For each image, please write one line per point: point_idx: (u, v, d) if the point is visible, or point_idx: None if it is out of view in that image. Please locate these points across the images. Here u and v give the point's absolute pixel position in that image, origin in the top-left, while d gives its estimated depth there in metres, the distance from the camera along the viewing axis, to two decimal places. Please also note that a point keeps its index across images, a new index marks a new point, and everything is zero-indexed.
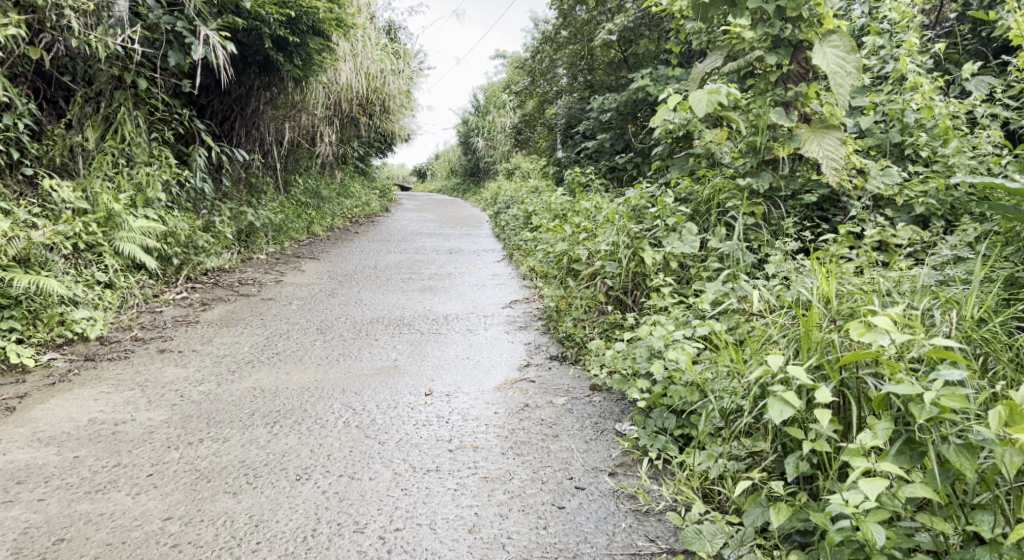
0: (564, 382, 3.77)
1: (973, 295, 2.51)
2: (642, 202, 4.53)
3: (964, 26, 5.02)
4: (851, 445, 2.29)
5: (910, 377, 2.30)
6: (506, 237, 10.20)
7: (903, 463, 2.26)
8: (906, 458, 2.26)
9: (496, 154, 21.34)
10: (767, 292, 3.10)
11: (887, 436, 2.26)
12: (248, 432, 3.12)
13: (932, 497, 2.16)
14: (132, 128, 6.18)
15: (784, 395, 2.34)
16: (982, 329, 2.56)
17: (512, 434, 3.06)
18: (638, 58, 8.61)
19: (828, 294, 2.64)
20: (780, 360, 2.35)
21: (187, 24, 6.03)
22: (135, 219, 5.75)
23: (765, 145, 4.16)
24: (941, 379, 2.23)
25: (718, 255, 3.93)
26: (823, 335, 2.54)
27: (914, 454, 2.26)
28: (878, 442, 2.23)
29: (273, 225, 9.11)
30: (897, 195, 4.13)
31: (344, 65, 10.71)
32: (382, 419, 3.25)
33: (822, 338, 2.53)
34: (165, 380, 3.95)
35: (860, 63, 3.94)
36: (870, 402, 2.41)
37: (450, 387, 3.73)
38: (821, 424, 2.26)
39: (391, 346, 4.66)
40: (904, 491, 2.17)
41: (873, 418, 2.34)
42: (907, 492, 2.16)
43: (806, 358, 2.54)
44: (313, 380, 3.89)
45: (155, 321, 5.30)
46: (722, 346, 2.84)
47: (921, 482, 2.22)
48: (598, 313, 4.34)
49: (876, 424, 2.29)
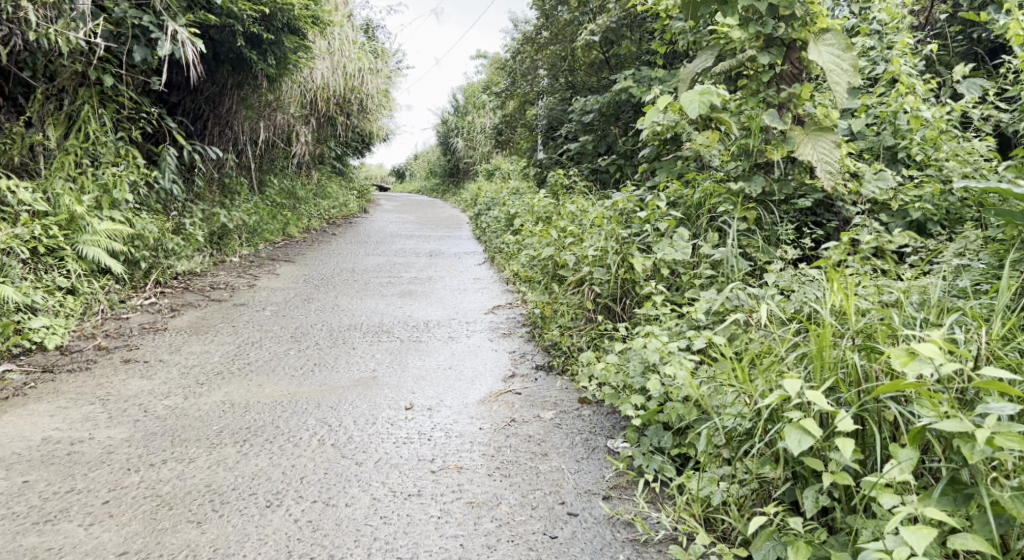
0: (552, 395, 3.61)
1: (1001, 312, 2.37)
2: (629, 206, 4.39)
3: (954, 28, 4.94)
4: (876, 478, 2.16)
5: (955, 410, 2.13)
6: (487, 240, 10.04)
7: (947, 506, 2.10)
8: (949, 500, 2.12)
9: (475, 155, 21.16)
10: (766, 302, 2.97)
11: (913, 465, 2.12)
12: (216, 451, 2.91)
13: (988, 549, 2.00)
14: (97, 127, 5.92)
15: (803, 422, 2.19)
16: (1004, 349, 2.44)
17: (499, 452, 2.89)
18: (620, 59, 8.49)
19: (849, 312, 2.47)
20: (797, 385, 2.19)
21: (154, 19, 5.79)
22: (100, 222, 5.51)
23: (758, 148, 4.02)
24: (993, 414, 2.06)
25: (710, 262, 3.79)
26: (837, 355, 2.41)
27: (959, 497, 2.12)
28: (907, 475, 2.10)
29: (247, 227, 8.86)
30: (894, 200, 4.02)
31: (321, 63, 10.49)
32: (359, 436, 3.07)
33: (836, 358, 2.40)
34: (128, 393, 3.72)
35: (855, 64, 3.83)
36: (886, 425, 2.27)
37: (432, 400, 3.55)
38: (843, 455, 2.12)
39: (369, 355, 4.47)
40: (956, 541, 2.01)
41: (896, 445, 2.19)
42: (959, 544, 2.00)
43: (821, 380, 2.40)
44: (287, 394, 3.68)
45: (120, 329, 5.06)
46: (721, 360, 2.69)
47: (972, 530, 2.06)
48: (586, 322, 4.19)
49: (899, 452, 2.15)
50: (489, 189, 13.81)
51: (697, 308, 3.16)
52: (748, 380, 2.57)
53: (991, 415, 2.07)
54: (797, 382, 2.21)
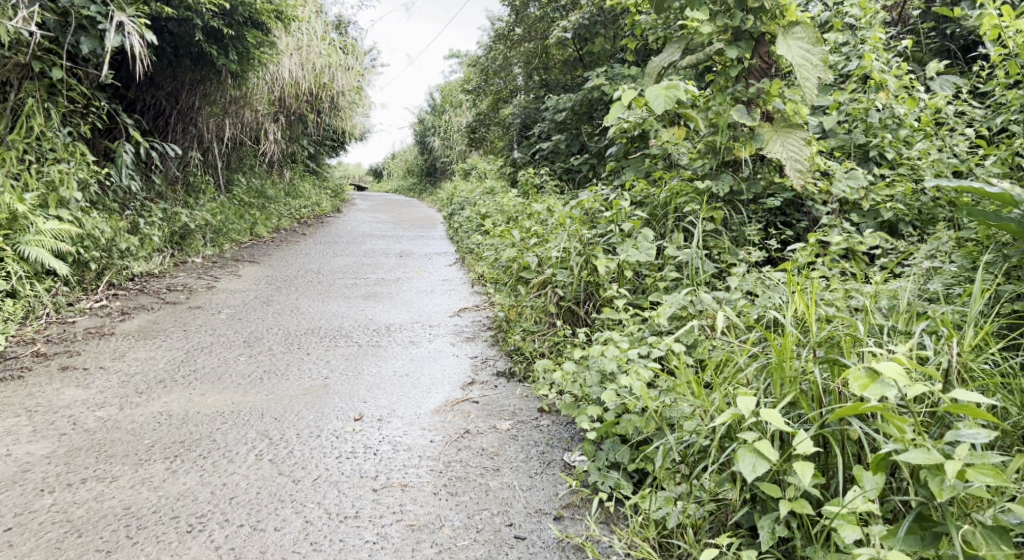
0: (510, 403, 3.45)
1: (973, 319, 2.24)
2: (595, 206, 4.24)
3: (927, 25, 4.84)
4: (839, 507, 2.03)
5: (925, 438, 2.00)
6: (459, 240, 9.85)
7: (913, 546, 1.95)
8: (916, 540, 1.97)
9: (452, 154, 20.95)
10: (731, 308, 2.83)
11: (877, 491, 2.00)
12: (142, 468, 2.70)
13: None
14: (43, 122, 5.67)
15: (758, 445, 2.06)
16: (978, 360, 2.31)
17: (447, 468, 2.71)
18: (594, 56, 8.34)
19: (810, 323, 2.32)
20: (751, 403, 2.06)
21: (101, 8, 5.56)
22: (45, 221, 5.28)
23: (725, 145, 3.87)
24: (966, 442, 1.94)
25: (676, 264, 3.64)
26: (797, 366, 2.27)
27: (928, 536, 1.97)
28: (872, 504, 1.97)
29: (211, 226, 8.59)
30: (864, 199, 3.89)
31: (289, 59, 10.23)
32: (301, 451, 2.88)
33: (796, 370, 2.26)
34: (59, 403, 3.48)
35: (826, 58, 3.71)
36: (852, 447, 2.14)
37: (383, 410, 3.37)
38: (801, 479, 1.99)
39: (324, 362, 4.26)
40: None
41: (860, 469, 2.06)
42: None
43: (779, 395, 2.27)
44: (230, 404, 3.47)
45: (63, 334, 4.81)
46: (680, 370, 2.54)
47: None
48: (548, 326, 4.02)
49: (864, 477, 2.03)
50: (464, 189, 13.62)
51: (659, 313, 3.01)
52: (705, 394, 2.43)
53: (964, 444, 1.93)
54: (751, 400, 2.07)
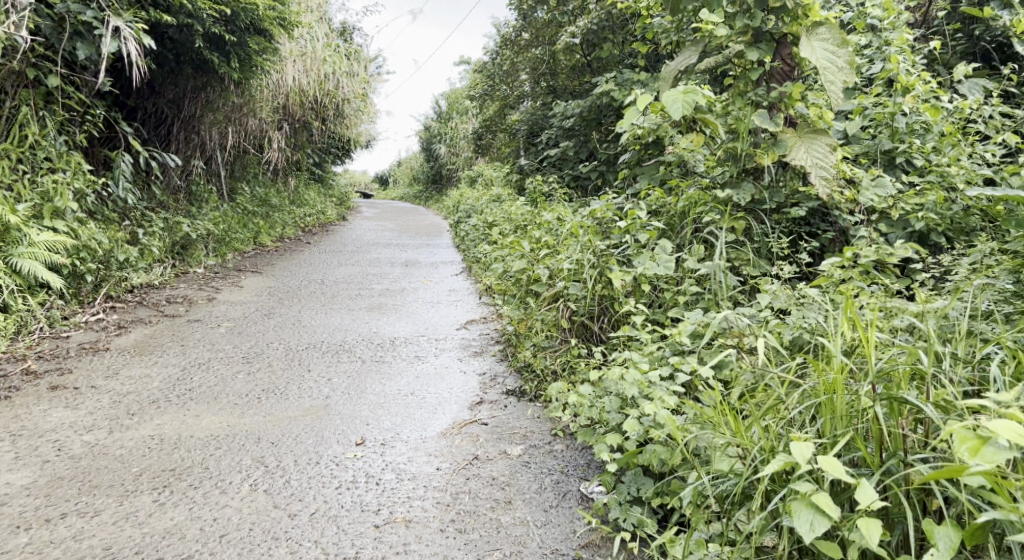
0: (521, 425, 3.27)
1: None
2: (608, 216, 4.06)
3: (953, 26, 4.65)
4: None
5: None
6: (466, 249, 9.67)
7: None
8: None
9: (458, 161, 20.81)
10: (761, 328, 2.64)
11: (952, 548, 1.87)
12: (128, 501, 2.54)
13: None
14: (38, 131, 5.52)
15: (818, 499, 1.89)
16: None
17: (455, 500, 2.56)
18: (603, 61, 8.18)
19: (870, 357, 2.14)
20: (808, 451, 1.91)
21: (96, 13, 5.43)
22: (40, 233, 5.13)
23: (746, 151, 3.67)
24: None
25: (695, 277, 3.45)
26: (850, 404, 2.12)
27: None
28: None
29: (214, 235, 8.42)
30: (893, 208, 3.69)
31: (293, 66, 10.08)
32: (298, 480, 2.70)
33: (849, 409, 2.12)
34: (47, 425, 3.31)
35: (853, 59, 3.51)
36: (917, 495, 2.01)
37: (387, 433, 3.19)
38: (866, 537, 1.85)
39: (327, 379, 4.07)
40: None
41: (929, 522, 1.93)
42: None
43: (834, 436, 2.12)
44: (225, 426, 3.30)
45: (55, 350, 4.64)
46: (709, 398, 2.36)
47: None
48: (560, 343, 3.83)
49: (938, 532, 1.89)
50: (470, 196, 13.43)
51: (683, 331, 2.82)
52: (743, 429, 2.25)
53: None
54: (807, 447, 1.92)
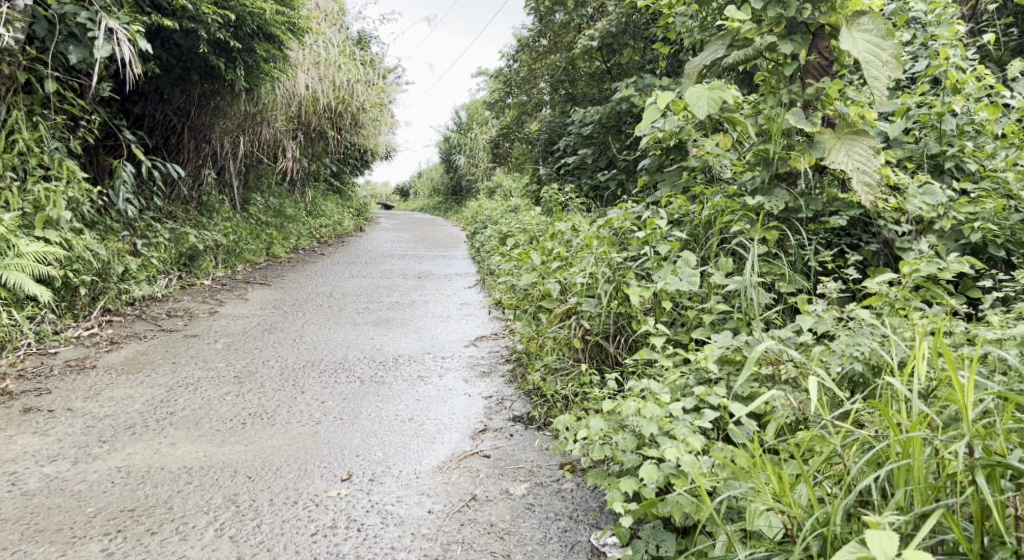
0: (527, 458, 2.94)
1: None
2: (625, 226, 3.72)
3: (1006, 19, 4.26)
4: None
5: None
6: (481, 260, 9.36)
7: None
8: None
9: (477, 171, 20.54)
10: (803, 357, 2.29)
11: None
12: (73, 551, 2.33)
13: None
14: (30, 137, 5.29)
15: None
16: None
17: (446, 553, 2.32)
18: (623, 68, 7.85)
19: (965, 414, 1.82)
20: (890, 545, 1.62)
21: (91, 13, 5.22)
22: (28, 244, 4.90)
23: (779, 154, 3.31)
24: None
25: (723, 294, 3.10)
26: (933, 472, 1.83)
27: None
28: None
29: (223, 246, 8.17)
30: (943, 217, 3.26)
31: (305, 74, 9.70)
32: (269, 526, 2.44)
33: (935, 480, 1.83)
34: (8, 455, 3.02)
35: (899, 52, 3.15)
36: None
37: (377, 467, 2.87)
38: None
39: (320, 402, 3.75)
40: None
41: None
42: None
43: (918, 511, 1.82)
44: (201, 457, 3.00)
45: (39, 368, 4.40)
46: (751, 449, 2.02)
47: None
48: (572, 365, 3.49)
49: None
50: (487, 207, 13.13)
51: (709, 357, 2.49)
52: (789, 490, 1.94)
53: None
54: (889, 539, 1.63)
